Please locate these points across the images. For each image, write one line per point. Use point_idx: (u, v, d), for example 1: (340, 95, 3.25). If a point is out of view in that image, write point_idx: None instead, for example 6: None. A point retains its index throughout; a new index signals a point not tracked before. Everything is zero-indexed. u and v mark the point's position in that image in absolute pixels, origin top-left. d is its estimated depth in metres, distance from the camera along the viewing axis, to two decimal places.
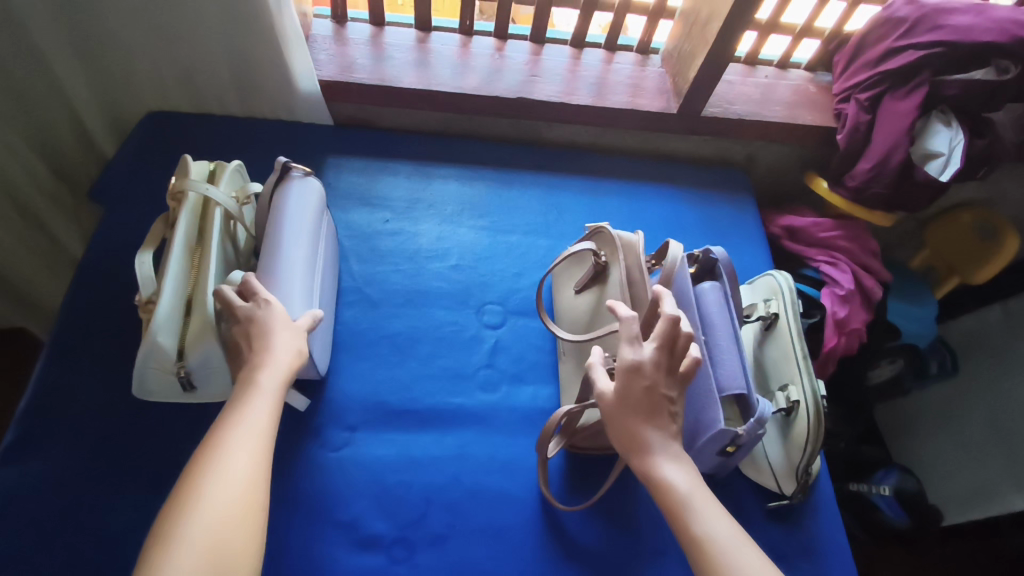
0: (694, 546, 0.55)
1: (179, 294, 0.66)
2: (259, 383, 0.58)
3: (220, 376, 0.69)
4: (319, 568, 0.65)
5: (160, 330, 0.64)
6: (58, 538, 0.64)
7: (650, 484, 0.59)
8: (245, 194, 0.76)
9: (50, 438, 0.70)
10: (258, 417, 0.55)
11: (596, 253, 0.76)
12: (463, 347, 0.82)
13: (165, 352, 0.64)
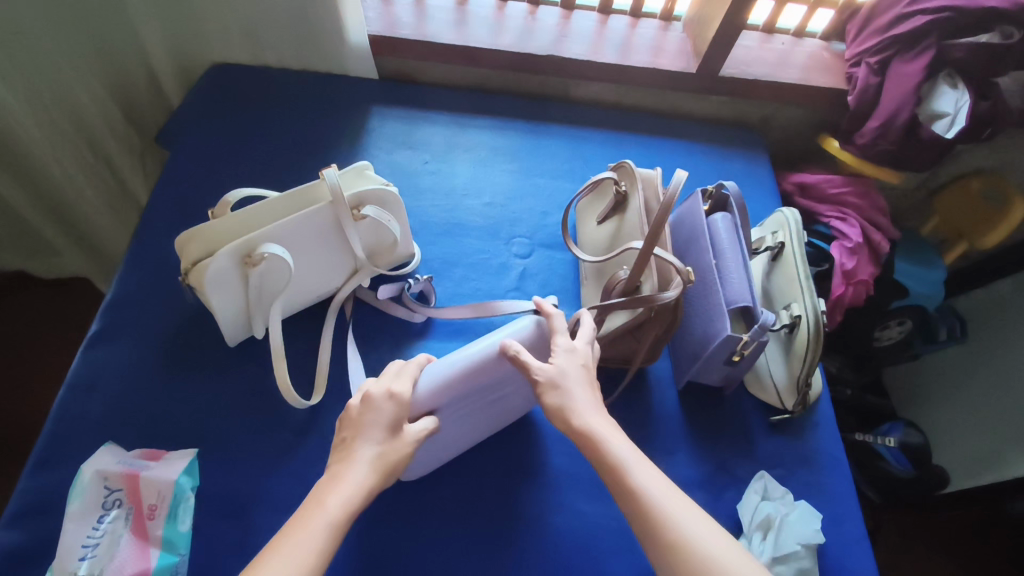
0: (625, 500, 0.55)
1: (231, 229, 0.72)
2: (362, 456, 0.57)
3: (213, 308, 0.73)
4: None
5: (195, 236, 0.70)
6: (138, 411, 0.73)
7: (574, 436, 0.59)
8: (361, 215, 0.77)
9: (129, 330, 0.79)
10: (352, 484, 0.54)
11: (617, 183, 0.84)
12: (494, 272, 0.91)
13: (188, 255, 0.70)
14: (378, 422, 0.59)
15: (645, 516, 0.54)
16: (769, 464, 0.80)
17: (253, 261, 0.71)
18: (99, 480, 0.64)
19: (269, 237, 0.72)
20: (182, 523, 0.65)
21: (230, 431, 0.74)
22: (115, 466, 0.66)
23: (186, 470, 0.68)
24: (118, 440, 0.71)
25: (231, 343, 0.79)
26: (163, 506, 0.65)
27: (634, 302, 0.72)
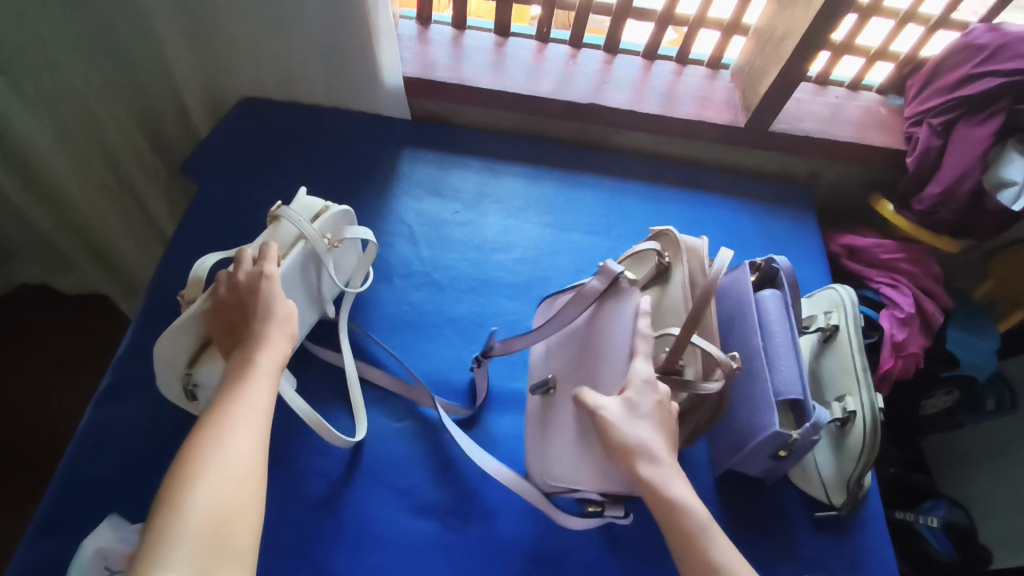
0: (680, 525, 0.56)
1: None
2: (260, 362, 0.56)
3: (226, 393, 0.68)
4: (378, 530, 0.70)
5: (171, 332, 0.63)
6: (143, 477, 0.69)
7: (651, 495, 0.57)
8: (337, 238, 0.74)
9: (141, 385, 0.75)
10: (261, 390, 0.53)
11: (660, 254, 0.78)
12: (523, 336, 0.86)
13: (182, 352, 0.65)
14: (267, 299, 0.62)
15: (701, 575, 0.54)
16: (813, 566, 0.73)
17: None
18: (99, 565, 0.61)
19: None
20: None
21: None
22: (116, 544, 0.63)
23: None
24: (122, 508, 0.67)
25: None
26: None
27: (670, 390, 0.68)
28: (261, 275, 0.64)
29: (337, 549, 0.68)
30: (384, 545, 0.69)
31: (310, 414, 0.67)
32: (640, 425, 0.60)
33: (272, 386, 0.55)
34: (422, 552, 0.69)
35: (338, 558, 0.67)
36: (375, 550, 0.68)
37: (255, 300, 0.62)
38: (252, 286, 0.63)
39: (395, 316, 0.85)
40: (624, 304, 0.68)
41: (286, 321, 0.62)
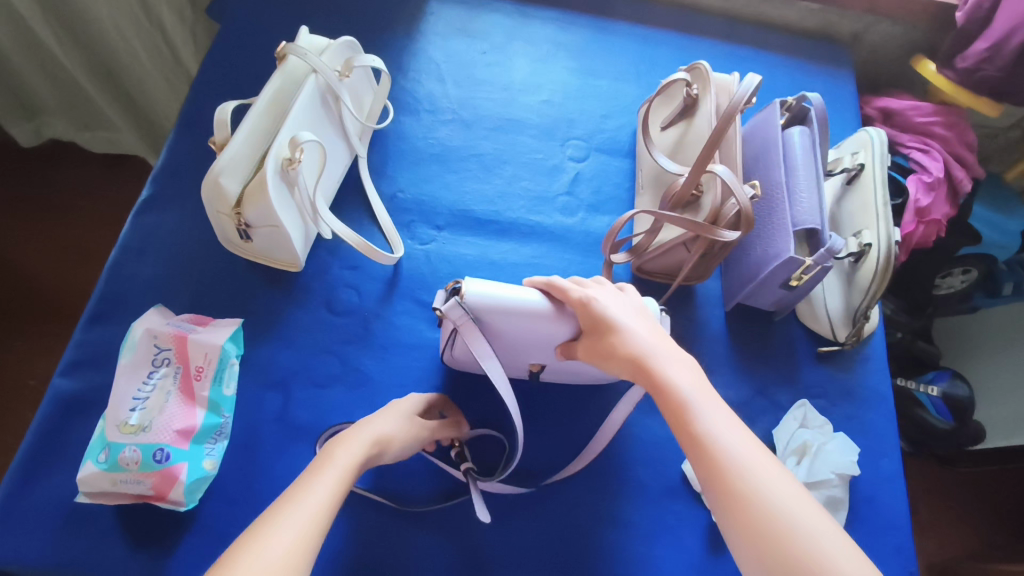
0: (698, 450, 0.47)
1: (250, 153, 0.65)
2: (335, 458, 0.52)
3: (280, 237, 0.69)
4: (403, 337, 0.75)
5: (223, 173, 0.63)
6: (186, 278, 0.74)
7: (650, 386, 0.52)
8: (348, 68, 0.73)
9: (179, 198, 0.78)
10: (321, 495, 0.48)
11: (440, 304, 0.61)
12: (547, 174, 0.87)
13: (226, 195, 0.64)
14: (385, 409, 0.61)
15: (732, 494, 0.45)
16: (811, 393, 0.77)
17: (296, 160, 0.65)
18: (149, 351, 0.66)
19: (290, 133, 0.66)
20: (226, 388, 0.68)
21: (272, 305, 0.74)
22: (165, 326, 0.67)
23: (230, 337, 0.69)
24: (168, 302, 0.73)
25: (297, 271, 0.76)
26: (210, 369, 0.66)
27: (691, 228, 0.69)
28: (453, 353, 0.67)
29: (364, 351, 0.73)
30: (409, 350, 0.74)
31: (355, 238, 0.72)
32: (622, 321, 0.55)
33: (342, 488, 0.50)
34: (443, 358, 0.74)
35: (365, 358, 0.73)
36: (401, 354, 0.74)
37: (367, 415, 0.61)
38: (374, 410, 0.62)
39: (421, 149, 0.86)
40: (490, 296, 0.59)
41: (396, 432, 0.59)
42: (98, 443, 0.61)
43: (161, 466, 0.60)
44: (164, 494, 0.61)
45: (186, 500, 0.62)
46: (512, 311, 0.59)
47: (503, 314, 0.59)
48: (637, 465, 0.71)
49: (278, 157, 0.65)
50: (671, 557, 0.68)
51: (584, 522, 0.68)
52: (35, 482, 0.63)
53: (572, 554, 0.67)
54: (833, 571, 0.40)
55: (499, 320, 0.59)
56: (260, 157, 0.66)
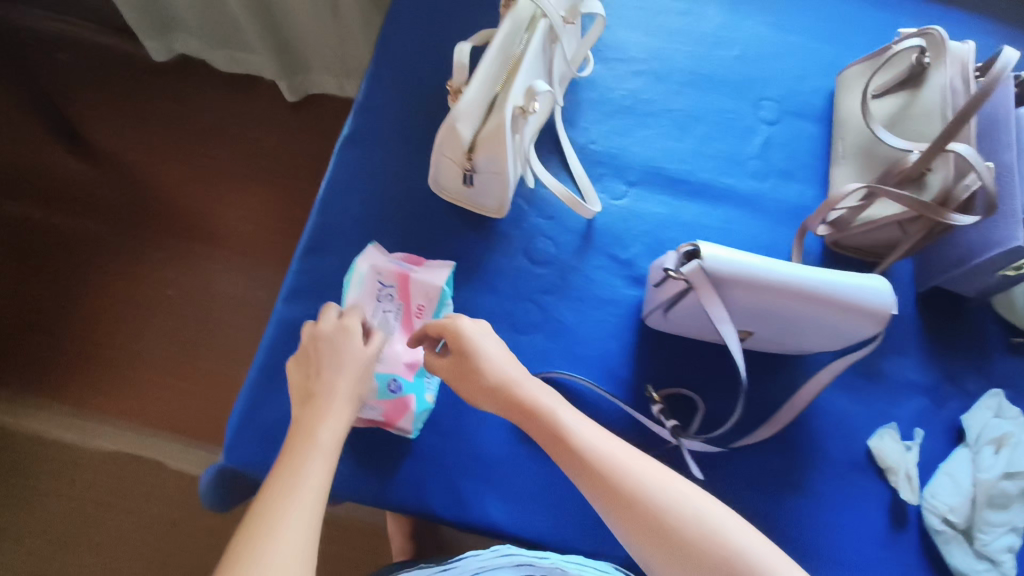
0: (583, 465, 0.53)
1: (483, 99, 0.65)
2: (317, 444, 0.54)
3: (499, 184, 0.69)
4: (598, 291, 0.76)
5: (460, 117, 0.63)
6: (393, 215, 0.76)
7: (537, 418, 0.57)
8: (574, 13, 0.70)
9: (382, 134, 0.79)
10: (314, 480, 0.51)
11: (672, 266, 0.61)
12: (738, 135, 0.85)
13: (460, 140, 0.65)
14: (336, 362, 0.61)
15: (627, 497, 0.50)
16: (1000, 381, 0.77)
17: (529, 109, 0.64)
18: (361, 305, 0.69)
19: (522, 80, 0.65)
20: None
21: (475, 249, 0.76)
22: (386, 264, 0.71)
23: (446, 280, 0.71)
24: (378, 238, 0.75)
25: (499, 218, 0.77)
26: (430, 307, 0.71)
27: (923, 210, 0.67)
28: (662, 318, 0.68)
29: (562, 301, 0.75)
30: (605, 304, 0.76)
31: (560, 190, 0.74)
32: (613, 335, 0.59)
33: (328, 472, 0.53)
34: (637, 315, 0.75)
35: (563, 309, 0.75)
36: (597, 307, 0.76)
37: (326, 354, 0.61)
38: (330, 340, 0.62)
39: (613, 101, 0.85)
40: (735, 264, 0.58)
41: (354, 383, 0.60)
42: None
43: (395, 395, 0.67)
44: (395, 420, 0.67)
45: (413, 429, 0.67)
46: (750, 282, 0.59)
47: (739, 284, 0.59)
48: (823, 436, 0.73)
49: (513, 106, 0.64)
50: (853, 526, 0.70)
51: (772, 485, 0.71)
52: (270, 400, 0.68)
53: (760, 514, 0.69)
54: (733, 549, 0.47)
55: (734, 289, 0.59)
56: (491, 103, 0.66)
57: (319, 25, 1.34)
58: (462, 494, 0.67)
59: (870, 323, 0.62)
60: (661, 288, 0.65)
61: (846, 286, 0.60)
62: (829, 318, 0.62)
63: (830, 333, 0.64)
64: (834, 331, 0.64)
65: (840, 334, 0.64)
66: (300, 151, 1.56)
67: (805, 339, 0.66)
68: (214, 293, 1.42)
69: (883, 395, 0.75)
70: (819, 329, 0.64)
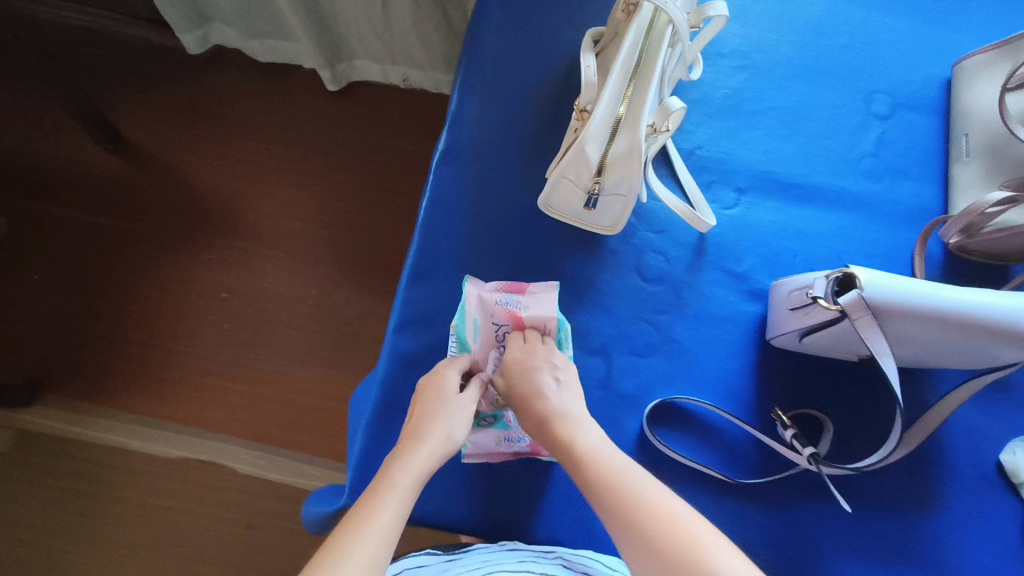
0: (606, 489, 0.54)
1: (609, 118, 0.61)
2: (399, 483, 0.53)
3: (622, 204, 0.67)
4: (714, 307, 0.73)
5: (591, 139, 0.60)
6: (497, 236, 0.73)
7: (569, 443, 0.58)
8: (698, 17, 0.66)
9: (480, 147, 0.75)
10: (391, 511, 0.50)
11: (820, 293, 0.59)
12: (849, 132, 0.80)
13: (588, 162, 0.62)
14: (431, 409, 0.60)
15: (621, 516, 0.52)
16: None
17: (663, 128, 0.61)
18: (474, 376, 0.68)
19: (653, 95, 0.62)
20: (567, 348, 0.70)
21: (584, 268, 0.73)
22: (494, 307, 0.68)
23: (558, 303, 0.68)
24: (485, 261, 0.72)
25: (610, 234, 0.73)
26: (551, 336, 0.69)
27: None
28: (796, 341, 0.66)
29: (679, 320, 0.72)
30: (723, 321, 0.72)
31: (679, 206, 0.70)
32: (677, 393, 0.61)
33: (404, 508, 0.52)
34: (758, 332, 0.72)
35: (680, 328, 0.72)
36: (715, 325, 0.72)
37: (426, 400, 0.61)
38: (428, 387, 0.62)
39: (717, 100, 0.80)
40: (890, 290, 0.56)
41: (456, 429, 0.59)
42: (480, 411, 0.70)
43: None
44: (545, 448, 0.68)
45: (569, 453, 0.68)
46: (905, 309, 0.56)
47: (893, 311, 0.56)
48: (955, 452, 0.71)
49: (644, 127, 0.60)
50: (992, 546, 0.68)
51: (904, 505, 0.69)
52: (388, 436, 0.66)
53: (893, 535, 0.68)
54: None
55: (889, 314, 0.57)
56: None
57: (362, 13, 1.23)
58: (591, 525, 0.66)
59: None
60: (801, 312, 0.63)
61: (998, 312, 0.57)
62: (982, 342, 0.59)
63: (978, 354, 0.61)
64: (981, 352, 0.61)
65: (989, 355, 0.61)
66: (343, 140, 1.48)
67: (946, 358, 0.64)
68: (263, 291, 1.36)
69: (1014, 406, 0.73)
70: (967, 350, 0.61)
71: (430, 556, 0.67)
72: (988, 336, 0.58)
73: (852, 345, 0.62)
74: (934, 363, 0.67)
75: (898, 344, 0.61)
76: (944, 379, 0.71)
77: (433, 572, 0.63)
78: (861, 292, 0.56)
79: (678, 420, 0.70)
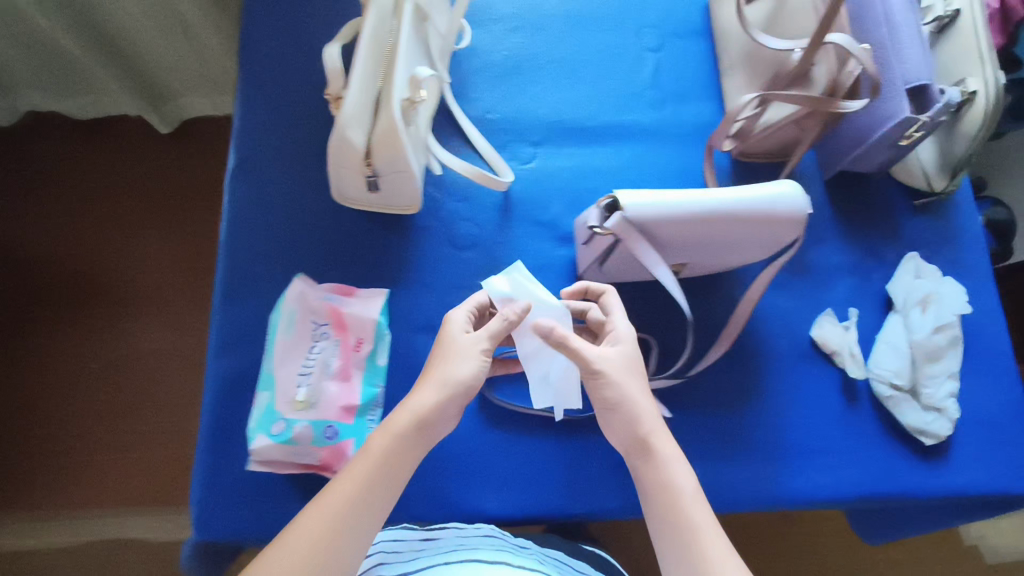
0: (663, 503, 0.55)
1: (367, 100, 0.62)
2: (356, 472, 0.52)
3: (407, 181, 0.67)
4: (530, 259, 0.75)
5: (350, 124, 0.60)
6: (303, 241, 0.72)
7: (642, 439, 0.58)
8: None
9: (268, 157, 0.75)
10: (357, 510, 0.50)
11: (595, 222, 0.62)
12: (626, 69, 0.84)
13: (355, 148, 0.62)
14: (450, 358, 0.58)
15: (676, 529, 0.53)
16: (915, 245, 0.82)
17: (418, 99, 0.62)
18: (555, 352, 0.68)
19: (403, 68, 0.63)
20: (380, 358, 0.68)
21: (398, 252, 0.74)
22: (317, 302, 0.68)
23: (381, 311, 0.69)
24: (295, 268, 0.72)
25: (414, 213, 0.75)
26: (367, 342, 0.67)
27: (812, 102, 0.69)
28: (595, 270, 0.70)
29: None
30: (541, 271, 0.75)
31: (470, 169, 0.71)
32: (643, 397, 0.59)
33: (365, 511, 0.51)
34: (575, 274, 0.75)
35: None
36: (534, 277, 0.75)
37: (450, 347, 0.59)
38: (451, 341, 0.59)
39: (498, 63, 0.82)
40: (651, 207, 0.60)
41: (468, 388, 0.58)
42: (268, 416, 0.64)
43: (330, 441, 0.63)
44: (332, 466, 0.64)
45: None
46: (670, 219, 0.60)
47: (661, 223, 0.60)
48: (771, 339, 0.77)
49: (398, 101, 0.61)
50: (817, 414, 0.74)
51: (736, 398, 0.74)
52: (228, 460, 0.65)
53: (730, 428, 0.73)
54: None
55: (656, 228, 0.61)
56: (376, 99, 0.63)
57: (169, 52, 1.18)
58: (448, 494, 0.67)
59: (794, 227, 0.65)
60: (590, 244, 0.66)
61: (762, 203, 0.62)
62: (751, 233, 0.64)
63: (755, 244, 0.66)
64: (760, 242, 0.66)
65: (764, 244, 0.67)
66: (184, 176, 1.39)
67: (731, 255, 0.69)
68: (132, 351, 1.26)
69: (816, 286, 0.79)
70: (742, 243, 0.66)
71: (409, 529, 0.65)
72: (753, 227, 0.63)
73: (642, 271, 0.67)
74: (728, 263, 0.72)
75: (680, 254, 0.66)
76: (747, 276, 0.77)
77: (411, 547, 0.62)
78: (625, 212, 0.59)
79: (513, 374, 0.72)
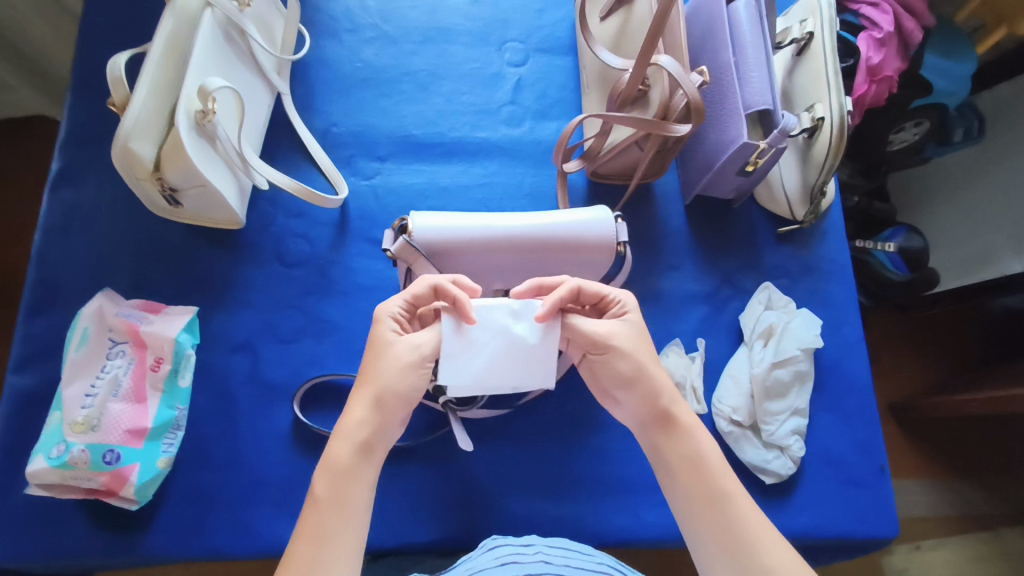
0: (697, 473, 0.50)
1: (157, 110, 0.59)
2: (329, 485, 0.48)
3: (212, 195, 0.65)
4: (362, 278, 0.73)
5: (133, 136, 0.57)
6: (121, 253, 0.70)
7: (651, 406, 0.53)
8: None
9: (91, 165, 0.72)
10: (357, 519, 0.47)
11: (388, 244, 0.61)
12: (486, 84, 0.82)
13: (142, 160, 0.59)
14: (381, 362, 0.52)
15: (706, 500, 0.49)
16: (773, 274, 0.79)
17: (210, 111, 0.60)
18: (506, 340, 0.52)
19: (196, 78, 0.60)
20: (183, 379, 0.65)
21: (222, 267, 0.71)
22: (116, 318, 0.65)
23: (185, 327, 0.66)
24: (112, 281, 0.69)
25: (241, 228, 0.72)
26: (167, 361, 0.65)
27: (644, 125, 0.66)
28: None
29: (326, 299, 0.71)
30: (372, 291, 0.72)
31: (292, 184, 0.68)
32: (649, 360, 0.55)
33: (348, 524, 0.47)
34: None
35: (329, 306, 0.71)
36: (364, 297, 0.72)
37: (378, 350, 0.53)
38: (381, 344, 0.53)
39: (352, 76, 0.80)
40: (442, 229, 0.61)
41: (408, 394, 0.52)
42: (51, 438, 0.60)
43: (111, 466, 0.60)
44: (116, 490, 0.61)
45: (139, 498, 0.61)
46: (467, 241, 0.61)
47: (455, 245, 0.61)
48: None
49: (185, 113, 0.58)
50: None
51: None
52: (14, 482, 0.63)
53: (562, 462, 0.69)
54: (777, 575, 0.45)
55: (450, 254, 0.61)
56: (170, 110, 0.60)
57: None
58: (246, 525, 0.63)
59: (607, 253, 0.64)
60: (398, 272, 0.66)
61: (567, 226, 0.63)
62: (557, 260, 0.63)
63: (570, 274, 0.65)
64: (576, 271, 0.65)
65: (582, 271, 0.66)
66: None
67: None
68: None
69: (665, 314, 0.76)
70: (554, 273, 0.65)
71: None
72: (559, 252, 0.63)
73: None
74: None
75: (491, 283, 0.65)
76: None
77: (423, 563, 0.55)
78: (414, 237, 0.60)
79: (329, 399, 0.68)
